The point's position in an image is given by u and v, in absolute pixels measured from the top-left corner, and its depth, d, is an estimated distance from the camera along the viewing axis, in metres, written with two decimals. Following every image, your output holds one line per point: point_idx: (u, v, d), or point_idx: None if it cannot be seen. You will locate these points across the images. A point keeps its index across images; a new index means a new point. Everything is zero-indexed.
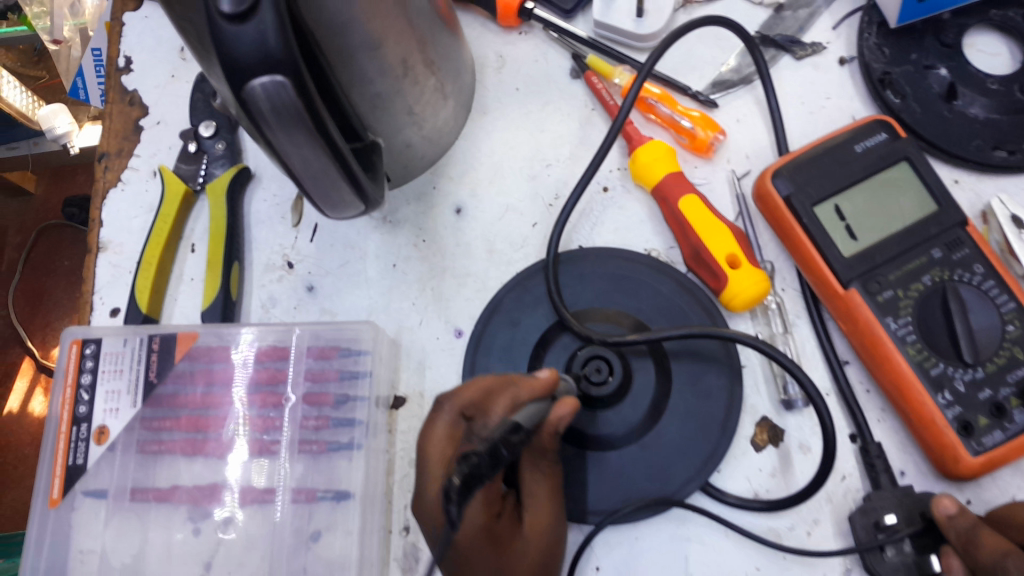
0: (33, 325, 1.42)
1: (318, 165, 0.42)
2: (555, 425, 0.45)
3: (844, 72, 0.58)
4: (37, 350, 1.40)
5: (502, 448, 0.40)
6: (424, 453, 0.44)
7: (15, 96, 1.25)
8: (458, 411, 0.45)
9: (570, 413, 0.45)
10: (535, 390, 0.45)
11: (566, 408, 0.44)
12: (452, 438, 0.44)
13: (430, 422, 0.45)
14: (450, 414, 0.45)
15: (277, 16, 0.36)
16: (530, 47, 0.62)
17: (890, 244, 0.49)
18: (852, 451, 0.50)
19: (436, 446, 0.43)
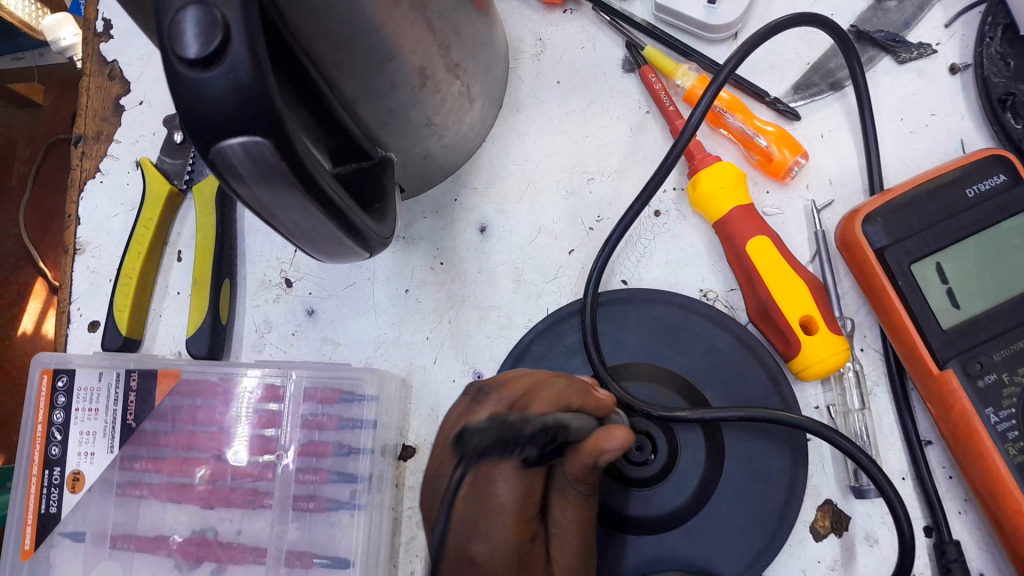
0: (43, 245, 1.18)
1: (314, 225, 0.35)
2: (599, 452, 0.32)
3: (956, 83, 0.48)
4: (50, 273, 1.17)
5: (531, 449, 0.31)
6: (446, 449, 0.34)
7: (16, 3, 1.01)
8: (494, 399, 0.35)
9: (622, 443, 0.31)
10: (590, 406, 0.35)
11: (620, 436, 0.31)
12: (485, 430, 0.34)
13: (464, 411, 0.35)
14: (489, 405, 0.35)
15: (253, 59, 0.28)
16: (575, 29, 0.52)
17: (998, 317, 0.41)
18: (927, 545, 0.44)
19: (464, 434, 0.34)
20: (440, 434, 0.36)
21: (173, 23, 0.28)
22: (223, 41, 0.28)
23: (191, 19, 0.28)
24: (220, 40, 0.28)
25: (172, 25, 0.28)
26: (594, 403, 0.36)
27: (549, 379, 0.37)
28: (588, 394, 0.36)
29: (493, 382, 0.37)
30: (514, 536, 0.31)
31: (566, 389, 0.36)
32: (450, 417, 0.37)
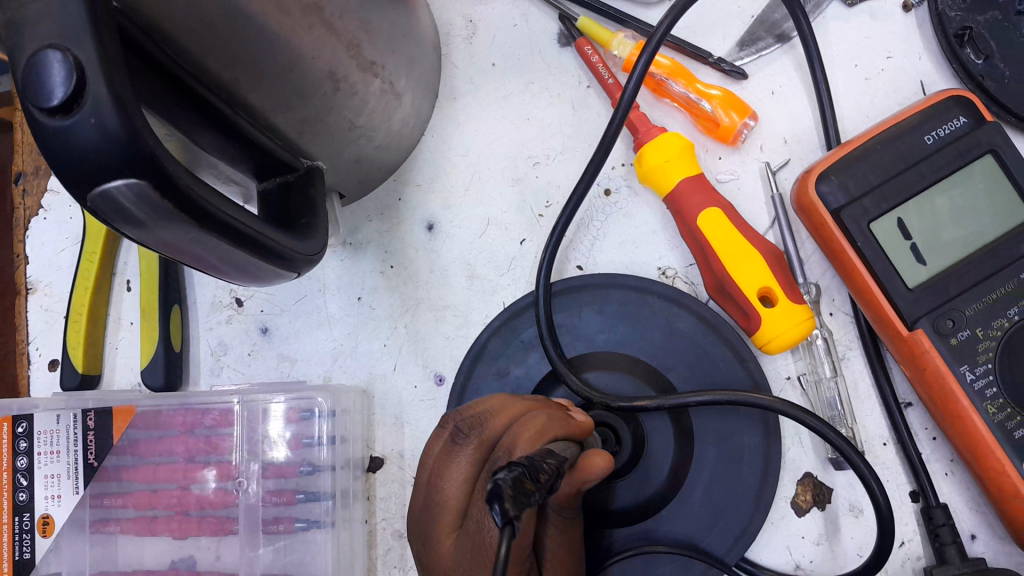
0: None
1: (222, 251, 0.33)
2: (585, 478, 0.36)
3: (911, 21, 0.45)
4: None
5: (529, 483, 0.28)
6: (437, 489, 0.38)
7: None
8: (470, 441, 0.38)
9: (603, 469, 0.35)
10: (568, 430, 0.38)
11: (599, 466, 0.35)
12: (470, 476, 0.37)
13: (448, 450, 0.38)
14: (468, 455, 0.37)
15: (116, 99, 0.26)
16: (506, 7, 0.49)
17: (967, 270, 0.39)
18: (914, 512, 0.42)
19: (451, 483, 0.37)
20: (425, 468, 0.39)
21: (28, 70, 0.26)
22: (78, 85, 0.26)
23: (46, 65, 0.26)
24: (76, 83, 0.26)
25: (26, 71, 0.26)
26: (575, 429, 0.38)
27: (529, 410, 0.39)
28: (568, 421, 0.38)
29: (470, 415, 0.39)
30: None
31: (549, 420, 0.38)
32: (432, 447, 0.40)
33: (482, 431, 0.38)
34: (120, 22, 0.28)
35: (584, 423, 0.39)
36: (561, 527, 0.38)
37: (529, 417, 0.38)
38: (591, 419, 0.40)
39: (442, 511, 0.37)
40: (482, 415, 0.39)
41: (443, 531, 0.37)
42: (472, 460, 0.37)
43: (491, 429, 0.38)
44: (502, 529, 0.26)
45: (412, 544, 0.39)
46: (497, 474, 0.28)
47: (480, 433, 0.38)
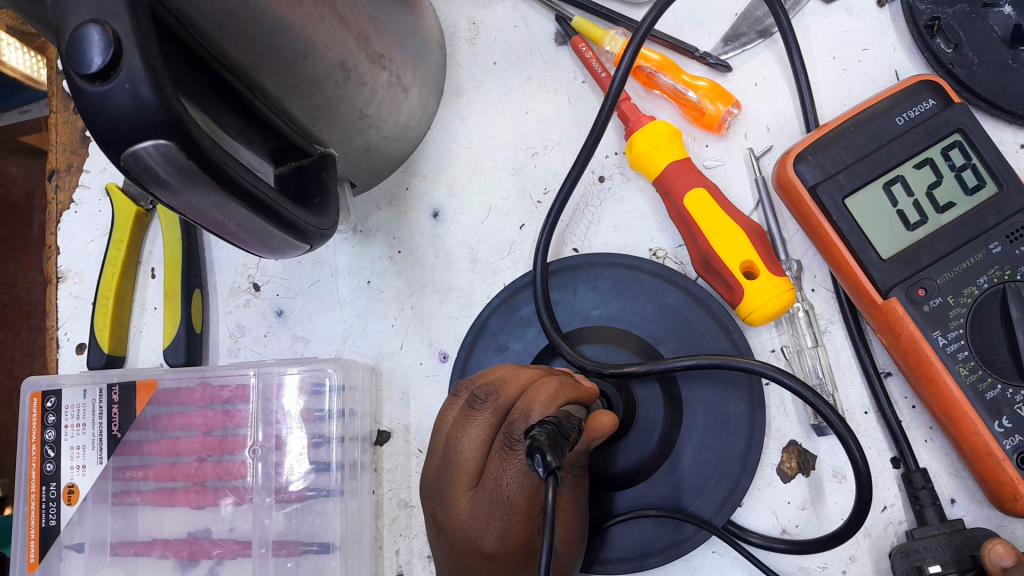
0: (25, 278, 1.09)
1: (240, 217, 0.36)
2: (594, 437, 0.38)
3: (885, 15, 0.48)
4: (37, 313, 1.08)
5: (562, 435, 0.31)
6: (453, 450, 0.38)
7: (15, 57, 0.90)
8: (486, 407, 0.38)
9: (610, 429, 0.38)
10: (579, 395, 0.39)
11: (605, 423, 0.38)
12: (486, 439, 0.38)
13: (465, 413, 0.39)
14: (484, 420, 0.38)
15: (147, 69, 0.29)
16: (506, 10, 0.53)
17: (939, 241, 0.41)
18: (896, 478, 0.43)
19: (468, 446, 0.38)
20: (440, 430, 0.40)
21: (71, 41, 0.29)
22: (115, 56, 0.29)
23: (87, 37, 0.28)
24: (113, 54, 0.29)
25: (69, 43, 0.29)
26: (583, 393, 0.39)
27: (541, 376, 0.40)
28: (577, 385, 0.39)
29: (484, 381, 0.39)
30: (518, 527, 0.37)
31: (561, 384, 0.38)
32: (446, 413, 0.40)
33: (498, 397, 0.38)
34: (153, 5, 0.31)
35: (590, 388, 0.40)
36: (571, 484, 0.39)
37: (541, 381, 0.38)
38: (596, 385, 0.41)
39: (458, 470, 0.38)
40: (496, 380, 0.39)
41: (459, 489, 0.38)
42: (489, 423, 0.38)
43: (506, 394, 0.39)
44: (546, 479, 0.29)
45: (423, 500, 0.40)
46: (534, 432, 0.31)
47: (496, 399, 0.38)
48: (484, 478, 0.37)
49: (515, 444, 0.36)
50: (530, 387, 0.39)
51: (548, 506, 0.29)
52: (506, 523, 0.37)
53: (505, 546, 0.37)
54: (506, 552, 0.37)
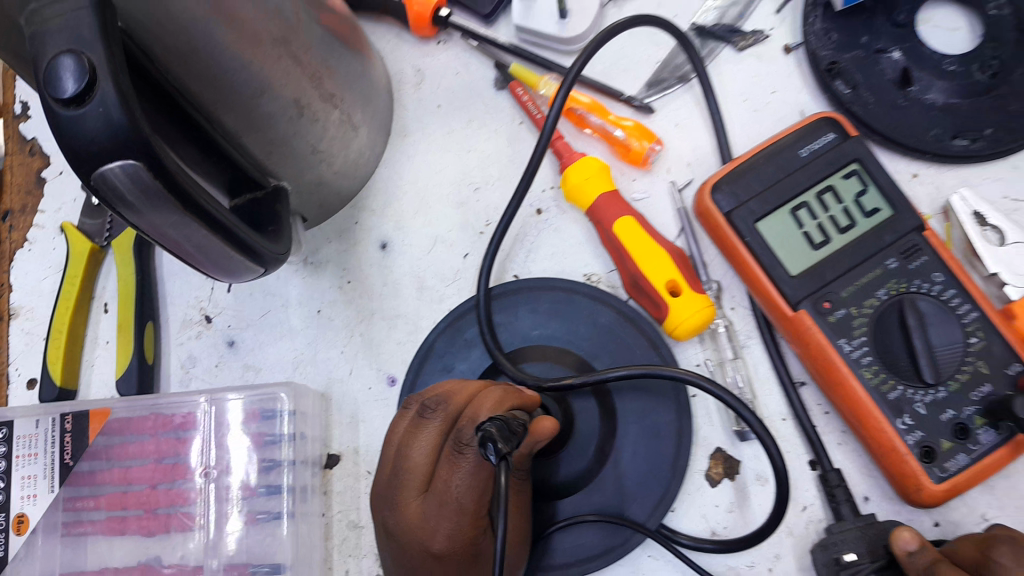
0: None
1: (199, 238, 0.39)
2: (536, 440, 0.41)
3: (791, 61, 0.54)
4: None
5: (511, 428, 0.35)
6: (403, 457, 0.41)
7: None
8: (436, 417, 0.41)
9: (552, 432, 0.41)
10: (523, 401, 0.42)
11: (546, 426, 0.41)
12: (436, 446, 0.40)
13: (415, 423, 0.41)
14: (435, 428, 0.40)
15: (119, 96, 0.32)
16: (449, 57, 0.57)
17: (842, 258, 0.46)
18: (813, 478, 0.47)
19: (418, 453, 0.40)
20: (391, 441, 0.42)
21: (47, 70, 0.32)
22: (88, 83, 0.31)
23: (62, 65, 0.31)
24: (87, 81, 0.31)
25: (45, 72, 0.32)
26: (527, 399, 0.42)
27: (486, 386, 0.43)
28: (520, 393, 0.42)
29: (434, 392, 0.42)
30: (467, 527, 0.39)
31: (504, 393, 0.41)
32: (396, 425, 0.43)
33: (447, 406, 0.41)
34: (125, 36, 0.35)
35: (531, 394, 0.43)
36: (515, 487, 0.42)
37: (488, 390, 0.41)
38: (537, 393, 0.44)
39: (408, 476, 0.40)
40: (445, 391, 0.42)
41: (409, 494, 0.40)
42: (438, 430, 0.40)
43: (454, 404, 0.41)
44: (497, 465, 0.32)
45: (374, 508, 0.42)
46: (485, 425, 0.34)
47: (445, 408, 0.41)
48: (434, 483, 0.39)
49: (464, 449, 0.39)
50: (477, 396, 0.41)
51: (500, 490, 0.32)
52: (455, 523, 0.39)
53: (454, 545, 0.39)
54: (455, 551, 0.39)
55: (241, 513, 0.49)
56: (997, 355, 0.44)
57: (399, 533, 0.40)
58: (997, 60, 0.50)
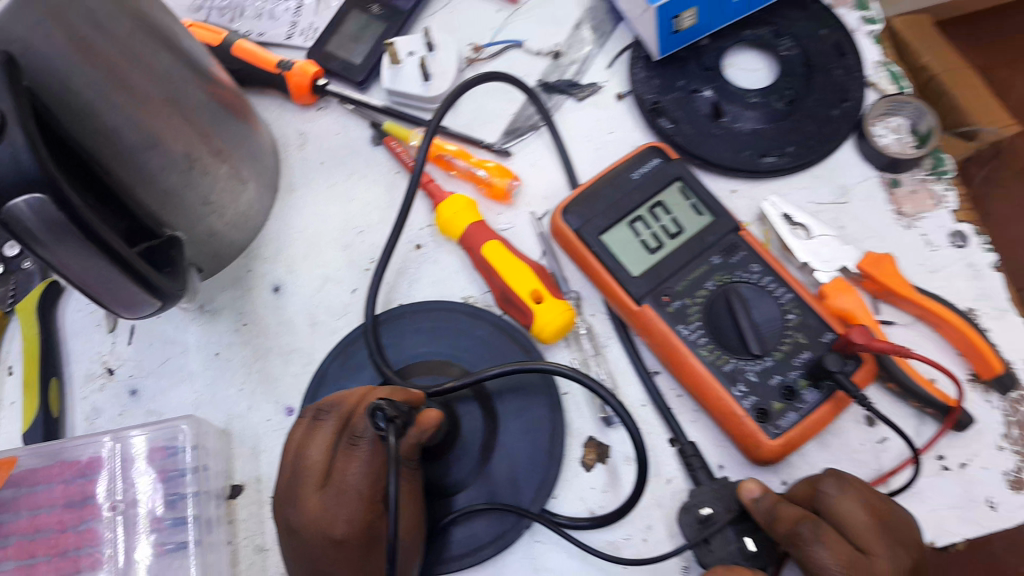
0: None
1: (101, 271, 0.44)
2: (424, 429, 0.45)
3: (622, 106, 0.63)
4: None
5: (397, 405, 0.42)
6: (302, 458, 0.44)
7: None
8: (331, 418, 0.45)
9: (437, 420, 0.45)
10: (409, 398, 0.46)
11: (432, 416, 0.45)
12: (331, 443, 0.44)
13: (311, 426, 0.45)
14: (329, 427, 0.45)
15: (27, 140, 0.38)
16: (329, 121, 0.64)
17: (674, 259, 0.54)
18: (674, 454, 0.53)
19: (316, 451, 0.44)
20: (289, 448, 0.46)
21: None
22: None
23: None
24: None
25: None
26: (412, 397, 0.47)
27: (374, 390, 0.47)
28: (406, 392, 0.47)
29: (327, 399, 0.46)
30: (366, 511, 0.43)
31: (390, 393, 0.46)
32: (293, 433, 0.47)
33: (339, 407, 0.45)
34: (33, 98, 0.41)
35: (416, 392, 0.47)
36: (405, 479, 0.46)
37: (375, 390, 0.46)
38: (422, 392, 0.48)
39: (307, 474, 0.44)
40: (337, 397, 0.46)
41: (309, 489, 0.44)
42: (332, 429, 0.44)
43: (346, 404, 0.45)
44: (387, 428, 0.40)
45: (277, 513, 0.45)
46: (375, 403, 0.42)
47: (338, 409, 0.45)
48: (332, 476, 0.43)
49: (357, 441, 0.43)
50: (366, 396, 0.46)
51: (391, 449, 0.39)
52: (353, 509, 0.43)
53: (354, 530, 0.42)
54: (355, 535, 0.42)
55: (151, 542, 0.51)
56: (812, 327, 0.52)
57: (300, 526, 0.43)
58: (790, 91, 0.60)
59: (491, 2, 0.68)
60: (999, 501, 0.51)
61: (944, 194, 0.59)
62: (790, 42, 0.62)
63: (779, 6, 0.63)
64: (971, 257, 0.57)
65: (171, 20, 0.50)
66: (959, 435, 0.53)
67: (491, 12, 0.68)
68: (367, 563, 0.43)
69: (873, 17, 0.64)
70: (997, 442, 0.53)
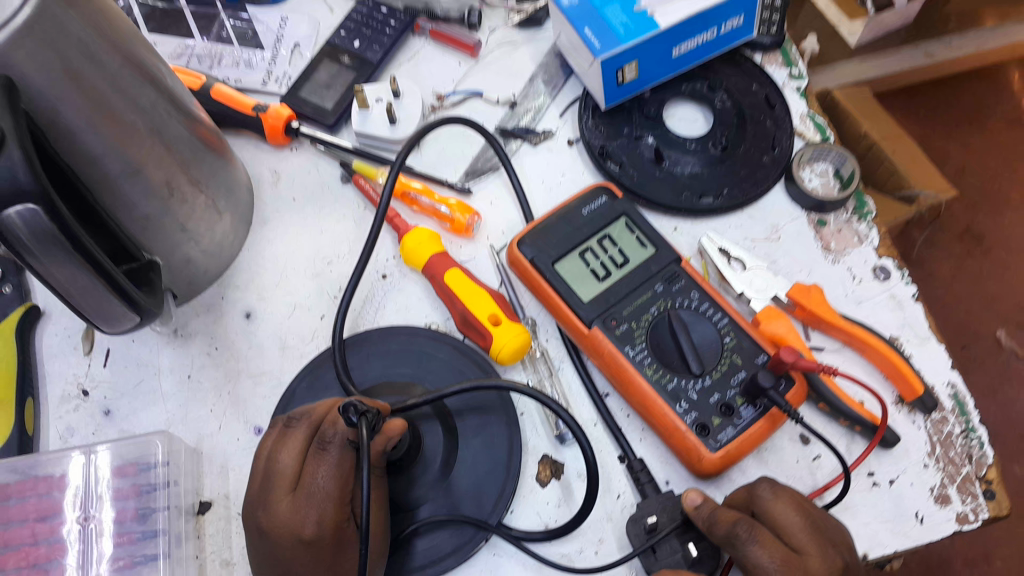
0: None
1: (83, 282, 0.48)
2: (388, 437, 0.48)
3: (573, 151, 0.68)
4: None
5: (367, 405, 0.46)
6: (274, 463, 0.48)
7: None
8: (303, 424, 0.48)
9: (402, 428, 0.49)
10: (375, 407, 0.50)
11: (396, 424, 0.48)
12: (302, 449, 0.47)
13: (283, 433, 0.49)
14: (300, 433, 0.48)
15: (24, 155, 0.42)
16: (302, 160, 0.69)
17: (621, 286, 0.58)
18: (623, 470, 0.56)
19: (287, 456, 0.47)
20: (260, 455, 0.49)
21: None
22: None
23: None
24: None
25: None
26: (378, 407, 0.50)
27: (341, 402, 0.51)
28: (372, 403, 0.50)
29: (297, 410, 0.50)
30: (334, 513, 0.46)
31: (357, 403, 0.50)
32: (265, 441, 0.50)
33: (309, 416, 0.49)
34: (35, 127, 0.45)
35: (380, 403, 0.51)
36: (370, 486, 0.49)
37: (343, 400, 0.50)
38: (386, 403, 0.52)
39: (278, 479, 0.47)
40: (307, 408, 0.50)
41: (280, 493, 0.47)
42: (303, 436, 0.48)
43: (315, 413, 0.49)
44: (359, 423, 0.44)
45: (248, 517, 0.48)
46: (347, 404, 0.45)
47: (308, 418, 0.49)
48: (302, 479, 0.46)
49: (327, 445, 0.46)
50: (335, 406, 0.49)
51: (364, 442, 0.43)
52: (322, 510, 0.46)
53: (322, 530, 0.45)
54: (323, 535, 0.46)
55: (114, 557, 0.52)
56: (747, 348, 0.56)
57: (273, 528, 0.46)
58: (725, 138, 0.66)
59: (453, 56, 0.74)
60: (926, 514, 0.54)
61: (867, 232, 0.64)
62: (724, 95, 0.68)
63: (714, 63, 0.70)
64: (893, 289, 0.62)
65: (160, 65, 0.54)
66: (888, 452, 0.56)
67: (453, 65, 0.73)
68: (334, 561, 0.46)
69: (798, 74, 0.71)
70: (923, 459, 0.56)
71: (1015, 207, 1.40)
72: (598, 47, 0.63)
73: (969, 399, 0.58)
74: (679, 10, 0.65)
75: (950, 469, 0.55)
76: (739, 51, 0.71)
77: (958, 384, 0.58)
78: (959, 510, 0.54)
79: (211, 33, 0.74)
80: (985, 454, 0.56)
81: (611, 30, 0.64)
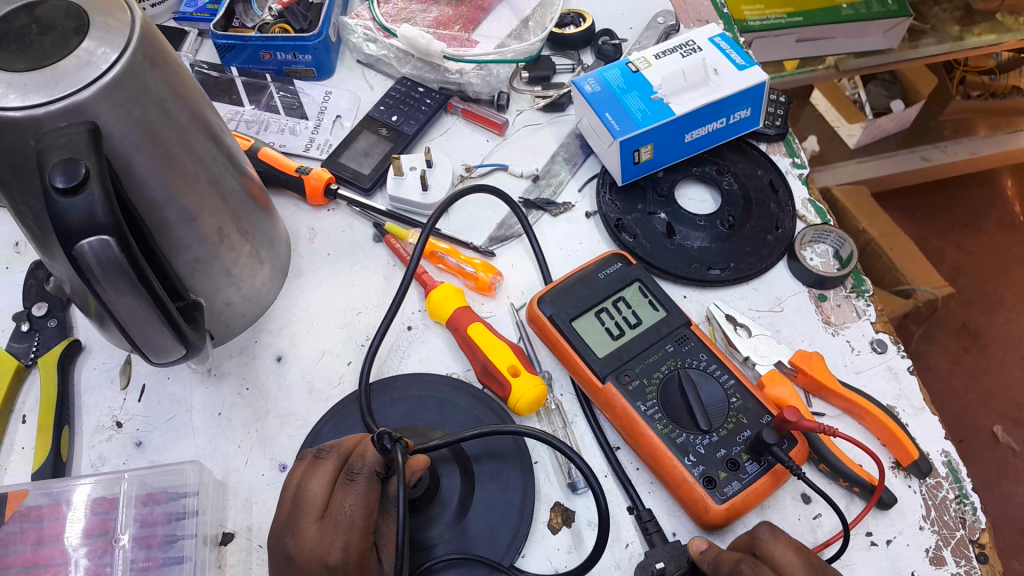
0: None
1: (142, 312, 0.51)
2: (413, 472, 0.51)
3: (591, 223, 0.73)
4: None
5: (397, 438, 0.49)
6: (303, 492, 0.50)
7: None
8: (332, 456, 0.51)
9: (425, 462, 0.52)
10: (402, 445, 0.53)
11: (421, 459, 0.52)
12: (331, 479, 0.50)
13: (313, 464, 0.51)
14: (330, 463, 0.51)
15: (103, 194, 0.46)
16: (337, 219, 0.74)
17: (633, 345, 0.62)
18: (632, 521, 0.59)
19: (317, 484, 0.50)
20: (290, 486, 0.51)
21: (50, 170, 0.45)
22: (82, 181, 0.45)
23: (64, 167, 0.45)
24: (82, 179, 0.45)
25: (50, 172, 0.45)
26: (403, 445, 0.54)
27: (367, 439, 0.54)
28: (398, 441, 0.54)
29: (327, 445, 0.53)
30: (358, 541, 0.48)
31: None
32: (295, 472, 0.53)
33: (339, 448, 0.52)
34: (112, 172, 0.49)
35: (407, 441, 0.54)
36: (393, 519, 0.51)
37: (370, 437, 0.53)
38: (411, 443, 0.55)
39: (306, 507, 0.50)
40: (336, 443, 0.53)
41: (308, 520, 0.49)
42: (333, 466, 0.51)
43: (344, 446, 0.52)
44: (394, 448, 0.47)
45: (274, 543, 0.50)
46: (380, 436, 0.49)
47: (337, 450, 0.52)
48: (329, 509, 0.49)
49: (354, 476, 0.49)
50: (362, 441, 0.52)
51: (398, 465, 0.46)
52: (348, 537, 0.48)
53: (347, 557, 0.48)
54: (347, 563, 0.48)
55: None
56: (752, 409, 0.59)
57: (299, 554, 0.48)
58: (732, 217, 0.71)
59: (482, 133, 0.80)
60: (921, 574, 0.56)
61: (865, 308, 0.69)
62: (731, 178, 0.74)
63: (723, 150, 0.76)
64: (890, 361, 0.66)
65: (221, 124, 0.60)
66: (886, 514, 0.58)
67: (482, 141, 0.79)
68: None
69: (800, 162, 0.77)
70: (919, 521, 0.58)
71: (1010, 306, 1.46)
72: (617, 130, 0.69)
73: (962, 467, 0.61)
74: (692, 100, 0.71)
75: (944, 532, 0.58)
76: (745, 139, 0.77)
77: (952, 452, 0.61)
78: (954, 571, 0.56)
79: (260, 102, 0.81)
80: (978, 519, 0.59)
81: (630, 115, 0.70)
